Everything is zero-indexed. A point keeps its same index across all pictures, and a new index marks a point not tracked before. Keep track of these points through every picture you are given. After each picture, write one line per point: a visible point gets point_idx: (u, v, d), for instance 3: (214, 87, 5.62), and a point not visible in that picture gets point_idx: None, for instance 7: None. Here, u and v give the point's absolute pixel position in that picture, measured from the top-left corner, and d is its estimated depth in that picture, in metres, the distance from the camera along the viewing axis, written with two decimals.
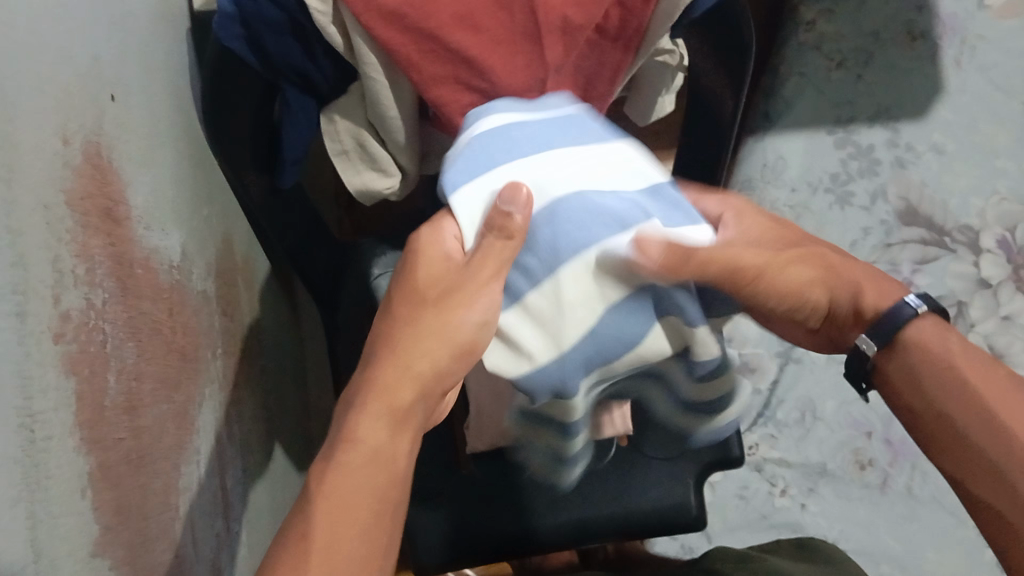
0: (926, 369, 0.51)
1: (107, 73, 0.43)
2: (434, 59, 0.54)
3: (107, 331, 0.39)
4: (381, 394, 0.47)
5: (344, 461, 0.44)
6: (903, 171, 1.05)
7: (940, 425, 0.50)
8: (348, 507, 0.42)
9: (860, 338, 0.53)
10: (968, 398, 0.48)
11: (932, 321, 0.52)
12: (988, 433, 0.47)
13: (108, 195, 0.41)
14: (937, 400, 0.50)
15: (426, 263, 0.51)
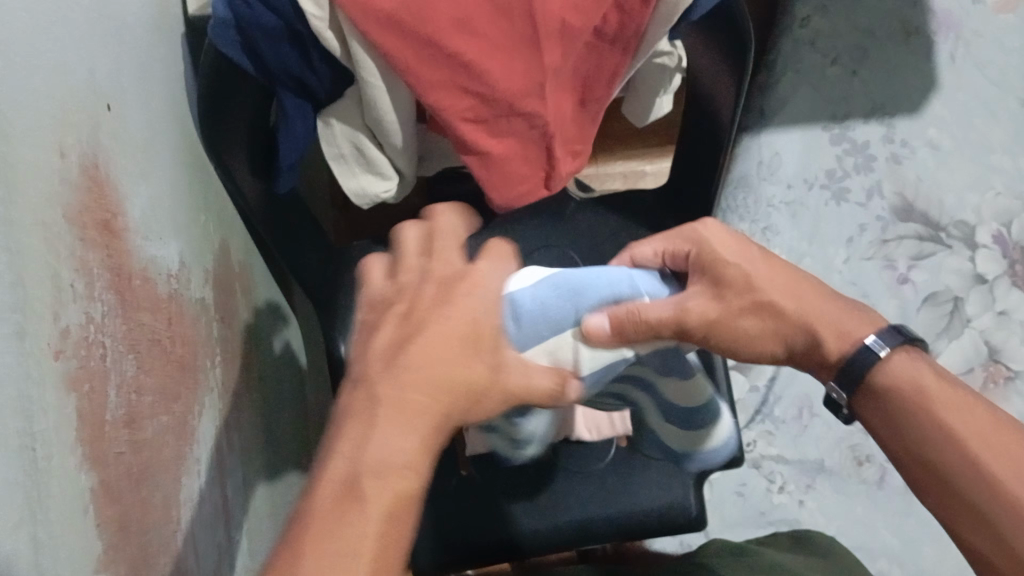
0: (906, 411, 0.51)
1: (103, 84, 0.42)
2: (432, 64, 0.53)
3: (106, 345, 0.39)
4: (427, 419, 0.37)
5: (384, 488, 0.34)
6: (897, 166, 1.07)
7: (921, 467, 0.50)
8: (397, 531, 0.34)
9: (829, 386, 0.55)
10: (949, 440, 0.49)
11: (902, 354, 0.52)
12: (968, 473, 0.48)
13: (106, 208, 0.40)
14: (916, 437, 0.50)
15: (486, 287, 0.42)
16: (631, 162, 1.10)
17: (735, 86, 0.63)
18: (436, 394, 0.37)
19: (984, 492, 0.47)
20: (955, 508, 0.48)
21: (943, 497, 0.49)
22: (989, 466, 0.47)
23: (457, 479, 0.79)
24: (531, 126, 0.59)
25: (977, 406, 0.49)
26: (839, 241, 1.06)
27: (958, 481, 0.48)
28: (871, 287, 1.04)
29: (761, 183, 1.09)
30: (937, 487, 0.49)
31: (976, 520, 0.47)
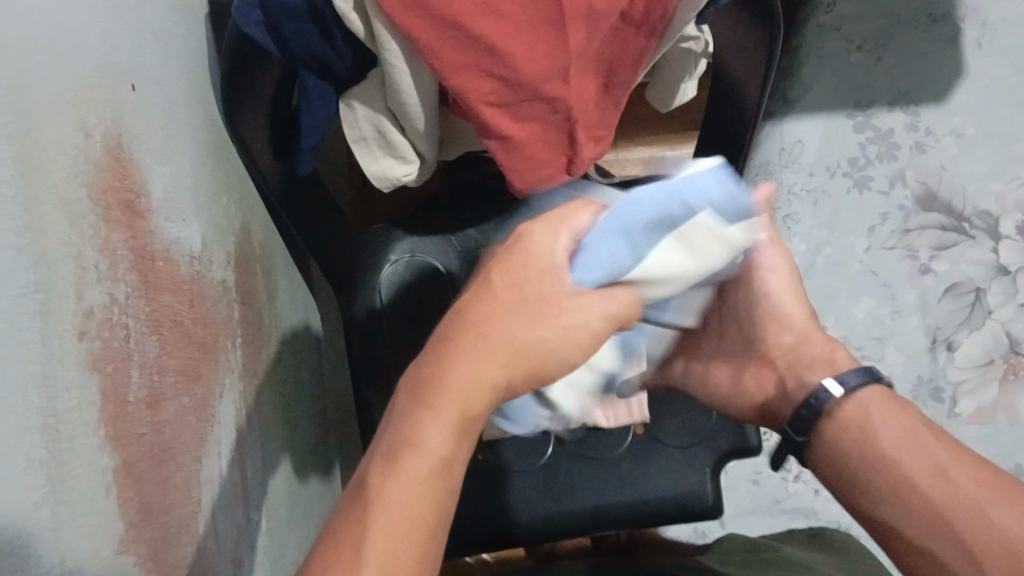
0: (888, 431, 0.52)
1: (126, 64, 0.42)
2: (455, 46, 0.53)
3: (129, 326, 0.39)
4: (451, 391, 0.40)
5: (400, 466, 0.38)
6: (921, 155, 1.14)
7: (895, 481, 0.51)
8: (412, 509, 0.38)
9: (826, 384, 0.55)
10: (931, 462, 0.50)
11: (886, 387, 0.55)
12: (947, 493, 0.48)
13: (128, 188, 0.40)
14: (893, 457, 0.51)
15: (528, 266, 0.44)
16: (652, 148, 1.09)
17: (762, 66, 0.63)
18: (483, 375, 0.40)
19: (937, 492, 0.49)
20: (899, 502, 0.50)
21: (902, 502, 0.50)
22: (969, 489, 0.48)
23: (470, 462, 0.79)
24: (554, 110, 0.58)
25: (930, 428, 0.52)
26: (862, 228, 1.13)
27: (910, 479, 0.50)
28: (893, 275, 1.12)
29: (783, 171, 1.15)
30: (879, 483, 0.51)
31: (923, 517, 0.49)
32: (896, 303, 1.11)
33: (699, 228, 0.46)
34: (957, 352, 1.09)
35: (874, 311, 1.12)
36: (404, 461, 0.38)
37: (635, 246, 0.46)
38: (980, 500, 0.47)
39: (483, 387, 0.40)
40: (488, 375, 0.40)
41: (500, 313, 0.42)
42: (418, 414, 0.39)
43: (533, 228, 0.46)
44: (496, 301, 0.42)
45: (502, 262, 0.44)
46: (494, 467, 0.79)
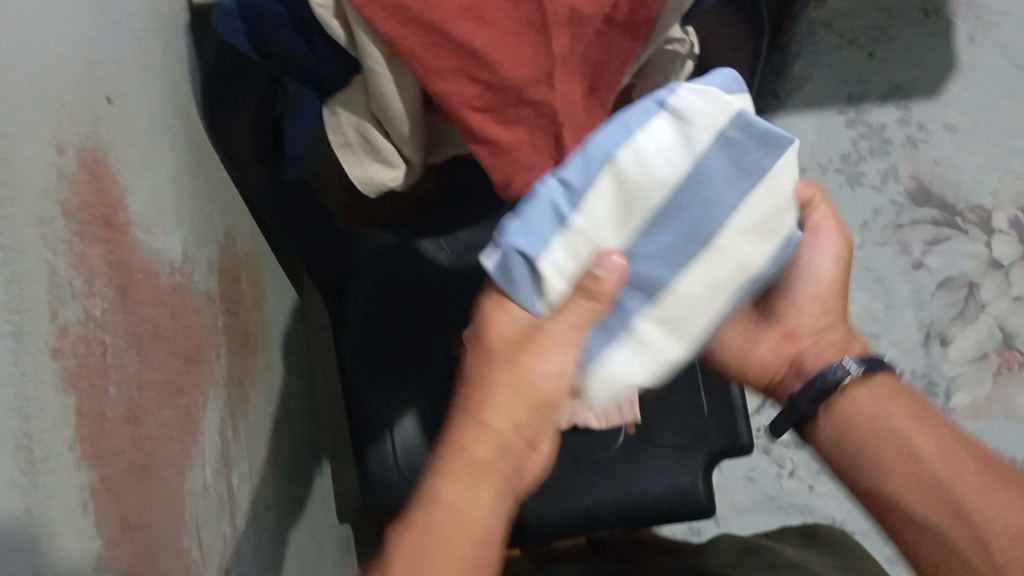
0: (900, 416, 0.54)
1: (102, 76, 0.42)
2: (438, 51, 0.53)
3: (107, 341, 0.38)
4: (458, 448, 0.47)
5: (427, 518, 0.45)
6: (912, 148, 1.15)
7: (910, 464, 0.53)
8: (444, 555, 0.43)
9: (846, 362, 0.57)
10: (947, 451, 0.53)
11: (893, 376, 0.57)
12: (965, 482, 0.51)
13: (106, 202, 0.40)
14: (908, 439, 0.54)
15: (503, 330, 0.50)
16: None
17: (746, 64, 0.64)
18: (488, 432, 0.47)
19: (951, 478, 0.51)
20: (909, 476, 0.53)
21: (916, 485, 0.52)
22: (987, 481, 0.51)
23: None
24: (540, 114, 0.58)
25: (935, 416, 0.55)
26: (855, 223, 1.13)
27: (922, 459, 0.53)
28: (887, 270, 1.12)
29: None
30: (890, 458, 0.54)
31: (930, 492, 0.51)
32: (892, 299, 1.11)
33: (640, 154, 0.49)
34: (950, 348, 1.09)
35: (869, 308, 1.11)
36: (426, 514, 0.45)
37: (554, 205, 0.49)
38: (987, 489, 0.50)
39: (494, 433, 0.47)
40: (487, 424, 0.47)
41: (487, 392, 0.48)
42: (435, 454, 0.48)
43: (489, 299, 0.52)
44: (485, 384, 0.48)
45: (479, 342, 0.51)
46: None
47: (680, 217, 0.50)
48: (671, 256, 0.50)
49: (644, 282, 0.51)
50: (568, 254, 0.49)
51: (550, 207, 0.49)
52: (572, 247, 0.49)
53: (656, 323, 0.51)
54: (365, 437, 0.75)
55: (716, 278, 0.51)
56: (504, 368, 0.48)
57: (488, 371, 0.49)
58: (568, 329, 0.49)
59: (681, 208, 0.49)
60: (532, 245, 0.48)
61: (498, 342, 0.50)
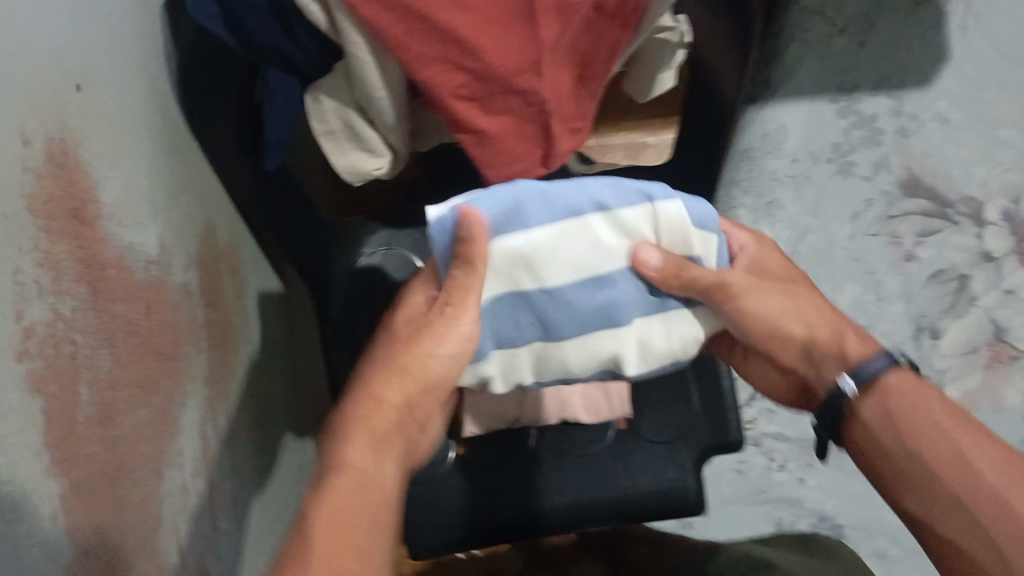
0: (906, 426, 0.52)
1: (71, 63, 0.40)
2: (423, 38, 0.51)
3: (77, 341, 0.37)
4: (366, 407, 0.52)
5: (335, 484, 0.48)
6: (904, 139, 1.14)
7: (920, 473, 0.51)
8: (347, 508, 0.47)
9: (842, 380, 0.55)
10: (954, 459, 0.50)
11: (907, 372, 0.54)
12: (977, 493, 0.48)
13: (75, 195, 0.38)
14: (920, 454, 0.51)
15: (406, 312, 0.54)
16: (632, 134, 1.07)
17: (744, 57, 0.62)
18: (387, 405, 0.52)
19: (961, 486, 0.49)
20: (912, 467, 0.51)
21: (928, 498, 0.51)
22: (991, 481, 0.48)
23: (444, 469, 0.76)
24: (528, 104, 0.57)
25: (942, 403, 0.53)
26: (846, 215, 1.13)
27: (932, 471, 0.50)
28: (877, 261, 1.12)
29: (766, 157, 1.14)
30: (906, 460, 0.52)
31: (946, 493, 0.50)
32: (881, 291, 1.12)
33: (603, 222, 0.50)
34: (942, 340, 1.10)
35: (858, 299, 1.12)
36: (333, 477, 0.48)
37: (519, 212, 0.49)
38: (1001, 488, 0.48)
39: (392, 406, 0.52)
40: (386, 395, 0.52)
41: (393, 359, 0.52)
42: (336, 417, 0.52)
43: (401, 291, 0.56)
44: (392, 354, 0.52)
45: (383, 327, 0.55)
46: (469, 474, 0.77)
47: (608, 285, 0.50)
48: (571, 313, 0.50)
49: (545, 320, 0.51)
50: (498, 261, 0.49)
51: (512, 211, 0.49)
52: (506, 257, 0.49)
53: (530, 356, 0.52)
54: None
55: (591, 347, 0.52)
56: (407, 328, 0.53)
57: (396, 331, 0.54)
58: (464, 317, 0.49)
59: (602, 279, 0.50)
60: (489, 223, 0.48)
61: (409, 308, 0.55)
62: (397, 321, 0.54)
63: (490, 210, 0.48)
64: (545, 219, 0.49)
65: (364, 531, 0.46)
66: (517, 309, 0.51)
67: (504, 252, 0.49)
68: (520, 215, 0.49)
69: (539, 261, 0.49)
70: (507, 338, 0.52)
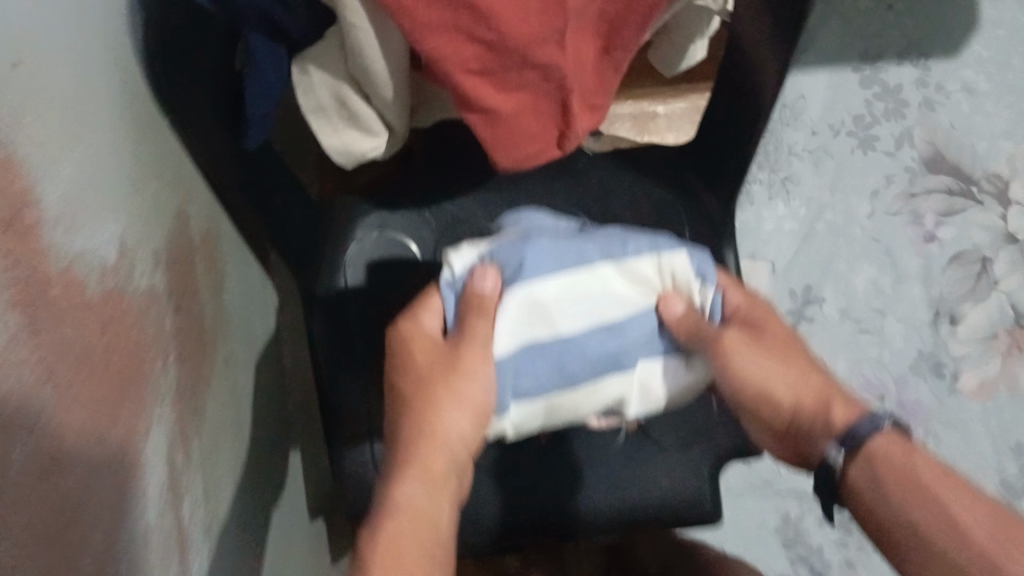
0: (894, 486, 0.49)
1: (8, 32, 0.33)
2: (430, 2, 0.43)
3: (10, 379, 0.30)
4: (410, 466, 0.52)
5: (388, 540, 0.48)
6: (929, 112, 1.08)
7: (914, 541, 0.47)
8: (410, 547, 0.48)
9: (830, 448, 0.52)
10: (953, 523, 0.46)
11: (893, 436, 0.50)
12: (983, 566, 0.44)
13: (11, 196, 0.31)
14: (917, 519, 0.48)
15: (418, 350, 0.56)
16: (642, 102, 1.00)
17: (781, 62, 0.53)
18: (430, 448, 0.53)
19: (963, 553, 0.45)
20: (903, 532, 0.48)
21: (922, 567, 0.47)
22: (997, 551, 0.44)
23: (495, 455, 0.71)
24: (547, 79, 0.50)
25: (928, 458, 0.50)
26: (865, 193, 1.07)
27: (924, 538, 0.47)
28: (895, 241, 1.06)
29: (784, 128, 1.07)
30: (897, 525, 0.48)
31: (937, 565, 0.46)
32: (899, 272, 1.06)
33: (613, 270, 0.56)
34: (959, 326, 1.04)
35: (876, 281, 1.06)
36: (393, 517, 0.50)
37: (538, 263, 0.55)
38: (998, 560, 0.44)
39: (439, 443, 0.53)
40: (432, 429, 0.53)
41: (428, 398, 0.54)
42: (385, 475, 0.53)
43: (399, 324, 0.57)
44: (420, 386, 0.55)
45: (393, 363, 0.57)
46: (515, 468, 0.71)
47: (619, 333, 0.55)
48: (585, 357, 0.55)
49: (562, 369, 0.55)
50: (528, 311, 0.55)
51: (530, 263, 0.55)
52: (522, 309, 0.55)
53: (546, 408, 0.56)
54: (352, 413, 0.69)
55: (606, 394, 0.56)
56: (427, 360, 0.55)
57: (411, 363, 0.56)
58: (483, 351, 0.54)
59: (615, 327, 0.55)
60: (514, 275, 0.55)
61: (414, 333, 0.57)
62: (412, 350, 0.56)
63: (508, 259, 0.56)
64: (563, 272, 0.55)
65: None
66: (536, 357, 0.55)
67: (529, 301, 0.55)
68: (539, 266, 0.55)
69: (552, 312, 0.55)
70: (525, 380, 0.55)
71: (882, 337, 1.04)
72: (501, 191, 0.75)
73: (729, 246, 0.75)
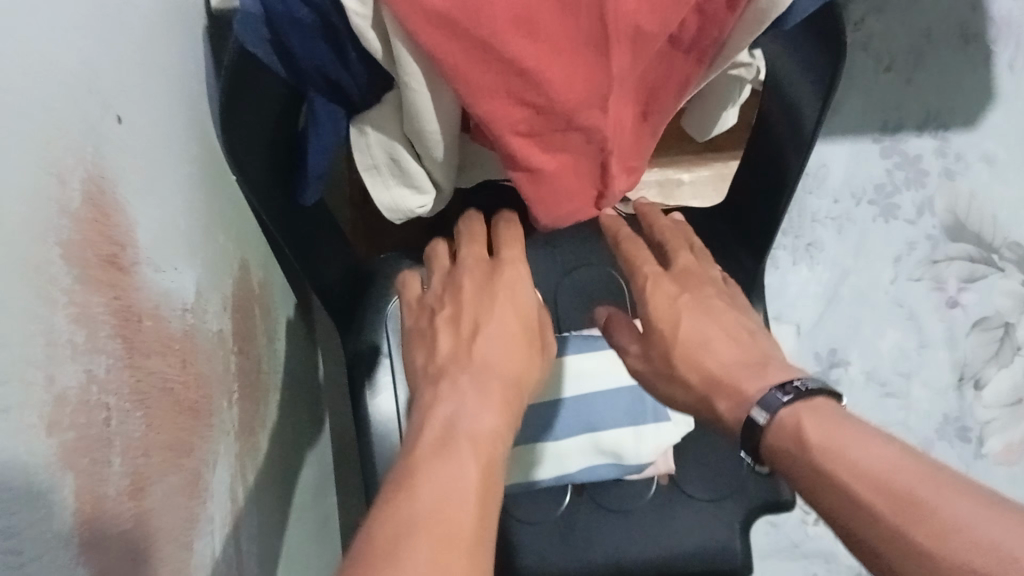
0: (850, 463, 0.43)
1: (113, 91, 0.35)
2: (484, 69, 0.46)
3: (111, 405, 0.33)
4: (508, 343, 0.48)
5: (440, 469, 0.38)
6: (948, 181, 1.10)
7: (902, 514, 0.40)
8: (517, 344, 0.48)
9: (754, 412, 0.48)
10: (828, 459, 0.44)
11: (810, 407, 0.47)
12: (855, 479, 0.42)
13: (113, 240, 0.34)
14: (855, 508, 0.42)
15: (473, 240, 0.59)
16: (668, 171, 0.90)
17: (813, 115, 0.56)
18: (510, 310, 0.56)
19: (875, 466, 0.42)
20: (850, 500, 0.42)
21: (889, 543, 0.40)
22: (877, 475, 0.41)
23: (562, 512, 0.73)
24: (588, 140, 0.53)
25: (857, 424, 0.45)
26: (888, 257, 1.09)
27: (894, 491, 0.41)
28: (919, 308, 1.08)
29: (807, 196, 1.09)
30: (842, 475, 0.43)
31: (909, 517, 0.40)
32: (925, 337, 1.08)
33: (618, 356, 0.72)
34: (984, 390, 1.06)
35: (901, 345, 1.08)
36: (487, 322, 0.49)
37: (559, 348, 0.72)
38: (870, 439, 0.43)
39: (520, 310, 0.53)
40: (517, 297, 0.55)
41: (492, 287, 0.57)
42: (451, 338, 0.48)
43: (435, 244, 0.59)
44: (494, 337, 0.48)
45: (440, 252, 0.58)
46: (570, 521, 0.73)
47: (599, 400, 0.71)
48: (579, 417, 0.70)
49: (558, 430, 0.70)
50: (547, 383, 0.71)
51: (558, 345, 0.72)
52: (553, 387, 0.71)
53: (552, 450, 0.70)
54: None
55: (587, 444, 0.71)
56: (502, 287, 0.51)
57: (469, 291, 0.51)
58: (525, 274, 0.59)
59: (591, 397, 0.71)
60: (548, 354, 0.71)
61: (479, 251, 0.54)
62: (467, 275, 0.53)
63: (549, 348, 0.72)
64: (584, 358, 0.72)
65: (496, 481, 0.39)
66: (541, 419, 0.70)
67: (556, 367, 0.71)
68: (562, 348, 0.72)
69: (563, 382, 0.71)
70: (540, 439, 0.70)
71: (909, 401, 1.07)
72: (539, 249, 0.79)
73: (758, 302, 0.79)
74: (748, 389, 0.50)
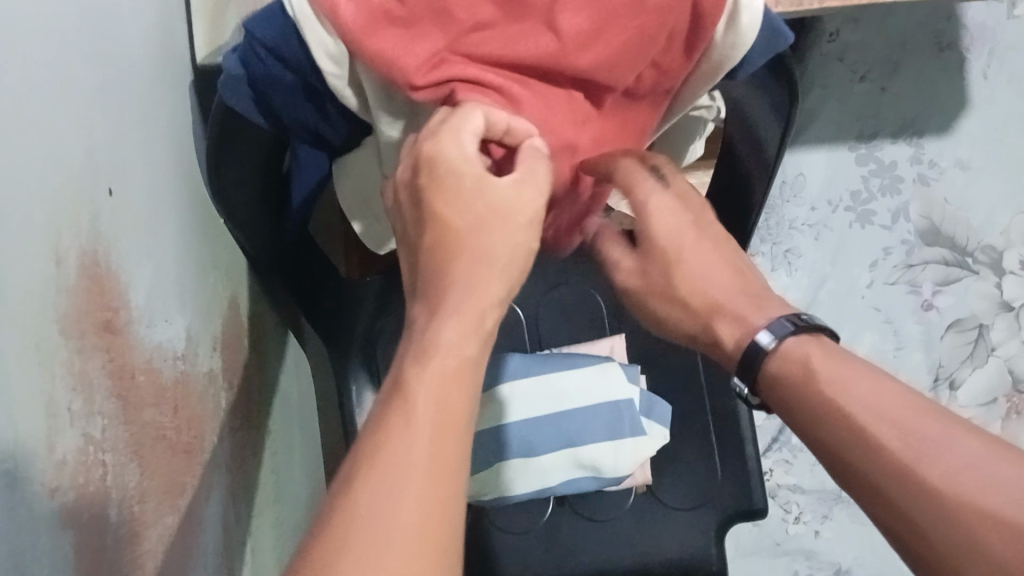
0: (855, 390, 0.43)
1: (105, 166, 0.38)
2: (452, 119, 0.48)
3: (108, 462, 0.35)
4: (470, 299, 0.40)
5: (403, 416, 0.35)
6: (923, 188, 1.13)
7: (906, 444, 0.40)
8: (485, 288, 0.41)
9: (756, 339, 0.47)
10: (831, 390, 0.43)
11: (814, 338, 0.46)
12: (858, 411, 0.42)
13: (108, 306, 0.36)
14: (859, 440, 0.42)
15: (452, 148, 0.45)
16: None
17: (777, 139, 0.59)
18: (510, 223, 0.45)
19: (877, 398, 0.42)
20: (849, 430, 0.42)
21: (886, 469, 0.40)
22: (878, 406, 0.42)
23: (545, 520, 0.76)
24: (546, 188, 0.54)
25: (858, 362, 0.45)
26: (864, 262, 1.12)
27: (899, 423, 0.41)
28: (896, 311, 1.11)
29: (784, 205, 1.12)
30: (843, 402, 0.43)
31: (914, 452, 0.40)
32: (900, 338, 1.11)
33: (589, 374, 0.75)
34: (959, 390, 1.09)
35: (878, 347, 1.11)
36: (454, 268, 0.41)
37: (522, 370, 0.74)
38: (871, 375, 0.44)
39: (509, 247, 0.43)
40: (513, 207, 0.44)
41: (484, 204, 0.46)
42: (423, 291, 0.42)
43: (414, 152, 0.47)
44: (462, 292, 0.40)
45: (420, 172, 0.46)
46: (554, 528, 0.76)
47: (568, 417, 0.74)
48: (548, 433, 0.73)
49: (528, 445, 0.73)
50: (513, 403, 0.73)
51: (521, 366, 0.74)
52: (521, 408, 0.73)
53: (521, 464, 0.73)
54: None
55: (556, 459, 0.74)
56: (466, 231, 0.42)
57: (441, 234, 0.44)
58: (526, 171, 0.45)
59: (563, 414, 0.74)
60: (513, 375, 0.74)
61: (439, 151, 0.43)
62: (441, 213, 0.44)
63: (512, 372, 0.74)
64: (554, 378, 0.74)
65: (463, 405, 0.37)
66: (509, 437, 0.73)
67: (533, 385, 0.74)
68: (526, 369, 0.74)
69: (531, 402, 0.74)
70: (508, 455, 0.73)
71: None
72: None
73: None
74: (751, 317, 0.49)
